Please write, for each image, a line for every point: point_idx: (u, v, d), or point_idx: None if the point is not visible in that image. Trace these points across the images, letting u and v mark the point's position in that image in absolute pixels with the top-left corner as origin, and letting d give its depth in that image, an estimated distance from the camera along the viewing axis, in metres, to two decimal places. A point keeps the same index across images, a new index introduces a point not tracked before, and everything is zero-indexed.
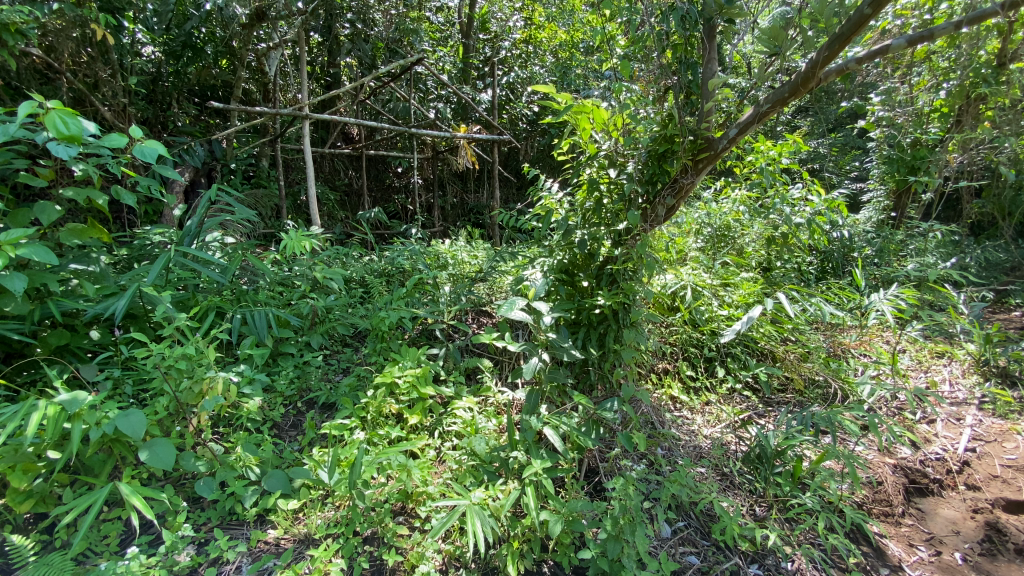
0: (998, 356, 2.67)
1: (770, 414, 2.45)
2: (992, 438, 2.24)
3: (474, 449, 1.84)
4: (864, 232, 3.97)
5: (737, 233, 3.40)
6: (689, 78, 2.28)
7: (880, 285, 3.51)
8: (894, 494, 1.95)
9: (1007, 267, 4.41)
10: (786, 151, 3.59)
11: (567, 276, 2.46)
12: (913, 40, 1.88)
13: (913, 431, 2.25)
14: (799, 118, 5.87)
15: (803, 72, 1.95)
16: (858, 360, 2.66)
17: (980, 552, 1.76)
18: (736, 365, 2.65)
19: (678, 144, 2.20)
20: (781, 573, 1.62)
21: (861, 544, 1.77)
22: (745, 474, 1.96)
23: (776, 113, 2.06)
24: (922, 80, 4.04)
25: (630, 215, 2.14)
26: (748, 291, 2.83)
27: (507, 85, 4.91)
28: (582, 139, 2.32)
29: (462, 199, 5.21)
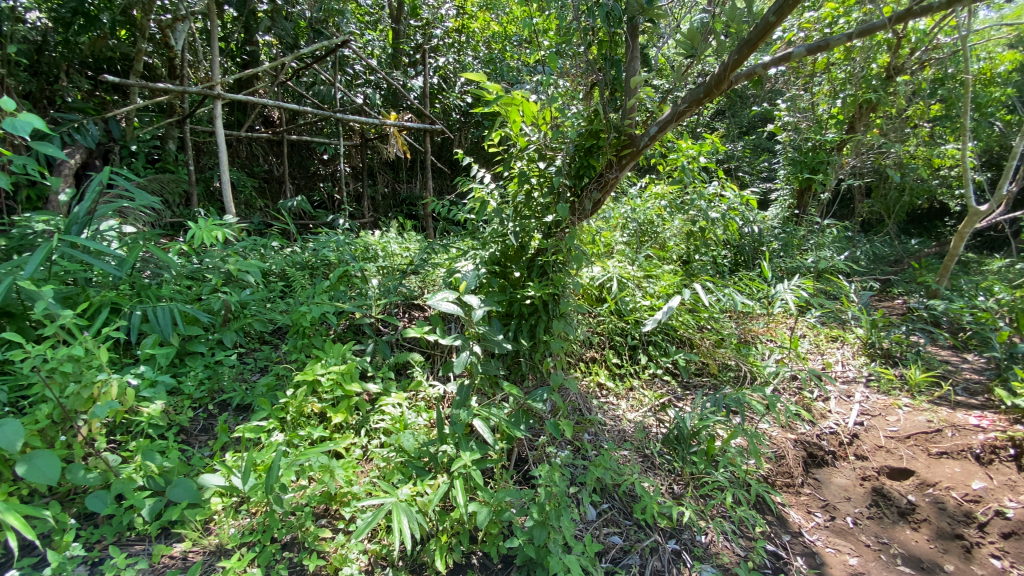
0: (883, 339, 3.00)
1: (687, 397, 2.60)
2: (877, 412, 2.51)
3: (402, 446, 1.80)
4: (773, 228, 4.28)
5: (659, 228, 3.59)
6: (613, 74, 2.33)
7: (785, 276, 3.82)
8: (795, 466, 2.13)
9: (891, 259, 4.98)
10: (705, 150, 3.81)
11: (499, 269, 2.44)
12: (812, 49, 2.02)
13: (811, 408, 2.48)
14: (716, 121, 6.24)
15: (715, 74, 2.04)
16: (765, 345, 2.89)
17: (866, 514, 1.97)
18: (657, 352, 2.80)
19: (603, 139, 2.26)
20: (697, 546, 1.72)
21: (766, 514, 1.92)
22: (664, 454, 2.07)
23: (692, 113, 2.15)
24: (823, 89, 4.59)
25: (561, 208, 2.15)
26: (669, 283, 2.99)
27: (439, 73, 4.80)
28: (512, 131, 2.33)
29: (394, 189, 5.08)
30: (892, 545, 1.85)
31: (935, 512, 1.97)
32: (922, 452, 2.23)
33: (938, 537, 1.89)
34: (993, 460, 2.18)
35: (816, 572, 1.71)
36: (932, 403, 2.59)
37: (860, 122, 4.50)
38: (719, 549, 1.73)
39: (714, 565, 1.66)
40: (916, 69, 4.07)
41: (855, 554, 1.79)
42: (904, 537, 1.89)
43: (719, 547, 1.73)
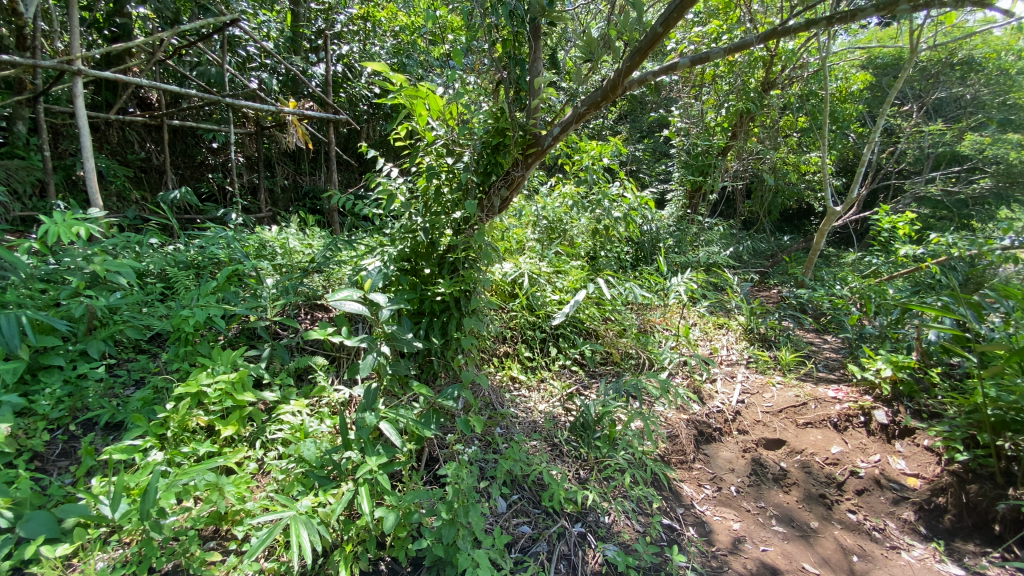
0: (760, 325, 3.36)
1: (593, 386, 2.73)
2: (755, 390, 2.80)
3: (302, 455, 1.70)
4: (669, 226, 4.62)
5: (567, 225, 3.73)
6: (518, 73, 2.35)
7: (679, 270, 4.15)
8: (687, 444, 2.32)
9: (768, 254, 5.59)
10: (608, 152, 4.06)
11: (409, 266, 2.37)
12: (695, 61, 2.18)
13: (701, 390, 2.72)
14: (620, 125, 6.62)
15: (610, 80, 2.13)
16: (661, 334, 3.12)
17: (747, 483, 2.18)
18: (566, 344, 2.91)
19: (509, 137, 2.27)
20: (601, 527, 1.80)
21: (663, 490, 2.06)
22: (571, 442, 2.16)
23: (592, 115, 2.25)
24: (710, 99, 4.95)
25: (469, 205, 2.15)
26: (576, 277, 3.12)
27: (342, 60, 4.58)
28: (419, 125, 2.28)
29: (295, 181, 4.78)
30: (768, 507, 2.07)
31: (803, 475, 2.23)
32: (792, 423, 2.52)
33: (805, 497, 2.13)
34: (848, 427, 2.48)
35: (705, 539, 1.87)
36: (799, 379, 2.94)
37: (740, 130, 4.91)
38: (620, 527, 1.82)
39: (616, 544, 1.75)
40: (787, 83, 4.62)
41: (738, 519, 1.99)
42: (778, 500, 2.11)
43: (621, 525, 1.83)
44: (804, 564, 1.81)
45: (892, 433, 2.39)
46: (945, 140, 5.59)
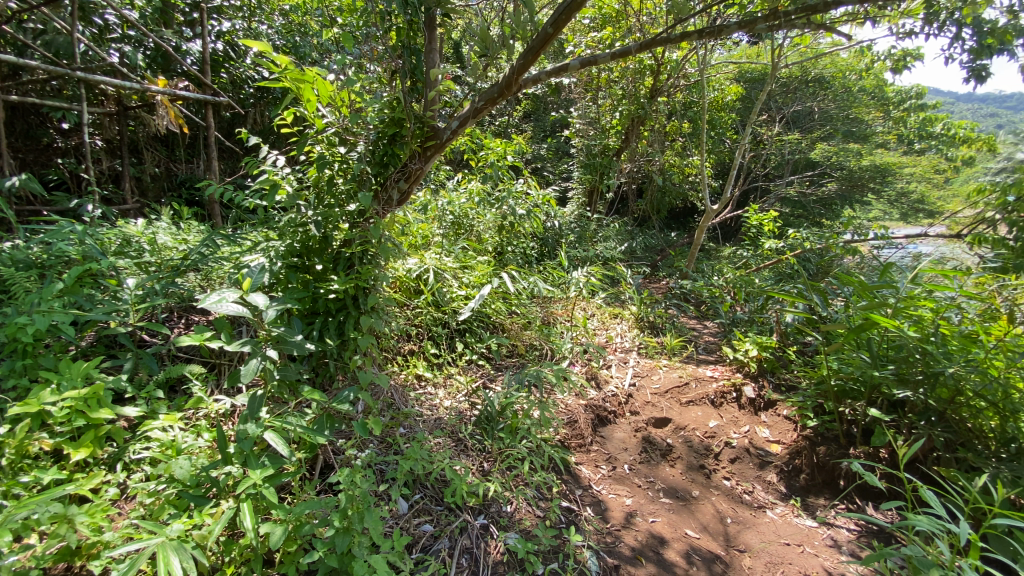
0: (649, 314, 3.65)
1: (499, 378, 2.76)
2: (645, 373, 3.03)
3: (173, 475, 1.53)
4: (570, 222, 4.83)
5: (472, 220, 3.73)
6: (413, 62, 2.27)
7: (580, 264, 4.35)
8: (585, 428, 2.44)
9: (659, 249, 6.08)
10: (512, 149, 4.15)
11: (299, 262, 2.22)
12: (585, 63, 2.27)
13: (598, 376, 2.88)
14: (524, 123, 6.78)
15: (505, 77, 2.15)
16: (563, 326, 3.25)
17: (639, 461, 2.34)
18: (473, 339, 2.92)
19: (405, 129, 2.21)
20: (503, 517, 1.83)
21: (564, 474, 2.15)
22: (475, 436, 2.17)
23: (489, 111, 2.27)
24: (605, 103, 5.40)
25: (363, 197, 2.05)
26: (482, 272, 3.14)
27: (223, 37, 4.10)
28: (307, 111, 2.14)
29: (168, 168, 4.28)
30: (657, 481, 2.23)
31: (686, 449, 2.42)
32: (677, 402, 2.75)
33: (688, 469, 2.32)
34: (723, 403, 2.74)
35: (601, 517, 1.98)
36: (683, 361, 3.23)
37: (632, 134, 5.31)
38: (522, 515, 1.86)
39: (518, 531, 1.78)
40: (672, 90, 5.03)
41: (630, 495, 2.12)
42: (665, 474, 2.29)
43: (523, 513, 1.87)
44: (686, 530, 1.97)
45: (758, 406, 2.68)
46: (800, 148, 6.42)
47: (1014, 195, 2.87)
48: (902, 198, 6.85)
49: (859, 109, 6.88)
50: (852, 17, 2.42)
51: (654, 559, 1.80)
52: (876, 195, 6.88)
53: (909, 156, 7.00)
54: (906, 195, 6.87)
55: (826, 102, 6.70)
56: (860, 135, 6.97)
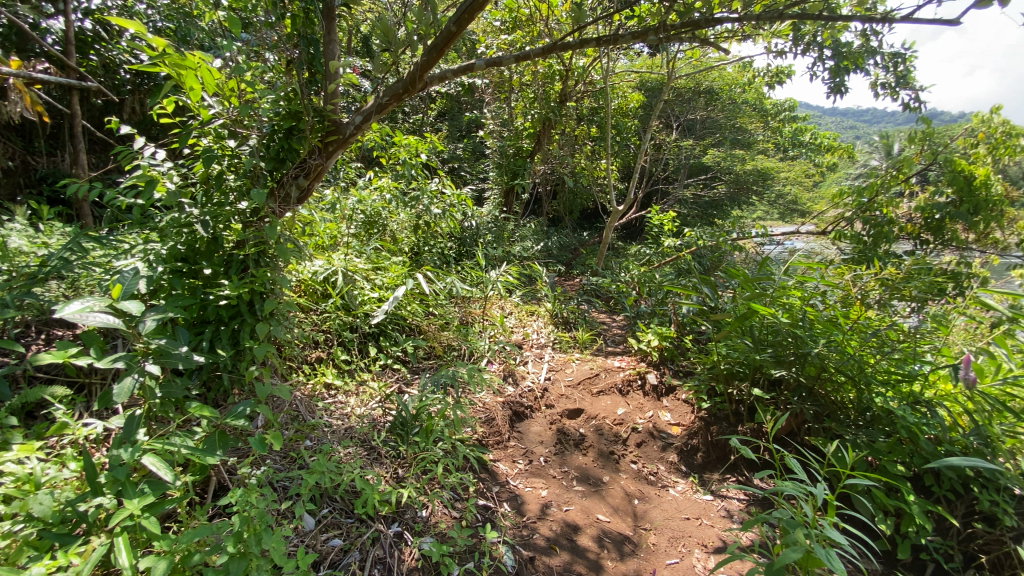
0: (563, 310, 3.77)
1: (416, 382, 2.70)
2: (559, 367, 3.12)
3: (28, 513, 1.32)
4: (488, 222, 4.86)
5: (385, 220, 3.61)
6: (311, 53, 2.15)
7: (497, 263, 4.40)
8: (502, 425, 2.46)
9: (572, 248, 6.34)
10: (425, 147, 4.09)
11: (184, 267, 2.02)
12: (490, 63, 2.29)
13: (514, 373, 2.93)
14: (438, 122, 6.68)
15: (410, 73, 2.12)
16: (481, 324, 3.26)
17: (553, 452, 2.40)
18: (387, 342, 2.83)
19: (303, 122, 2.09)
20: (418, 522, 1.79)
21: (482, 473, 2.15)
22: (389, 443, 2.09)
23: (395, 107, 2.22)
24: (519, 104, 5.51)
25: (255, 195, 1.88)
26: (395, 273, 3.04)
27: (91, 15, 3.60)
28: (190, 100, 1.96)
29: (24, 162, 3.70)
30: (571, 471, 2.30)
31: (597, 437, 2.52)
32: (588, 393, 2.86)
33: (599, 456, 2.42)
34: (629, 390, 2.90)
35: (518, 511, 2.00)
36: (594, 354, 3.37)
37: (544, 136, 5.48)
38: (437, 518, 1.83)
39: (433, 535, 1.75)
40: (580, 95, 5.24)
41: (546, 486, 2.17)
42: (579, 462, 2.37)
43: (439, 516, 1.84)
44: (598, 515, 2.04)
45: (661, 392, 2.87)
46: (695, 154, 6.99)
47: (866, 197, 3.33)
48: (780, 199, 7.85)
49: (744, 119, 7.60)
50: (731, 34, 2.66)
51: (568, 547, 1.85)
52: (760, 197, 7.68)
53: (785, 162, 7.89)
54: (783, 197, 7.90)
55: (715, 112, 7.31)
56: (745, 143, 7.73)
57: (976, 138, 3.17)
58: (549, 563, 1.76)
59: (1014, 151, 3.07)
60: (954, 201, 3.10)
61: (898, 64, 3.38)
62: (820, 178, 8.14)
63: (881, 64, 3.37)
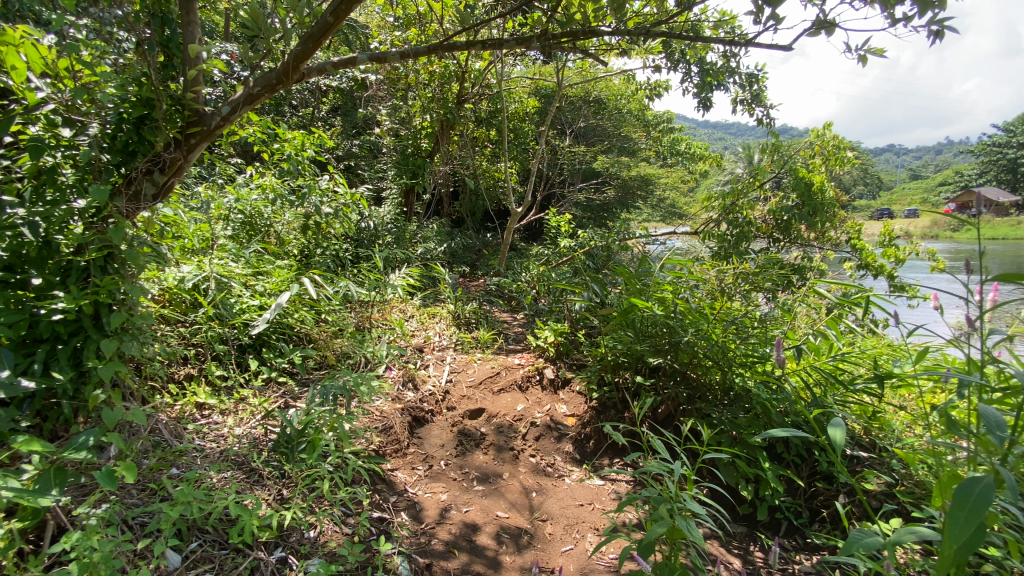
0: (465, 311, 3.78)
1: (305, 394, 2.53)
2: (461, 368, 3.12)
3: None
4: (387, 222, 4.71)
5: (268, 220, 3.35)
6: (166, 34, 1.96)
7: (396, 266, 4.29)
8: (401, 432, 2.39)
9: (475, 249, 6.39)
10: (313, 143, 3.85)
11: (6, 277, 1.69)
12: (373, 57, 2.24)
13: (415, 377, 2.86)
14: (330, 117, 6.34)
15: (285, 63, 1.99)
16: (377, 329, 3.14)
17: (453, 454, 2.39)
18: (271, 354, 2.62)
19: (156, 110, 1.88)
20: (304, 544, 1.67)
21: (378, 484, 2.07)
22: (271, 463, 1.93)
23: (268, 96, 2.12)
24: (416, 103, 5.40)
25: (94, 190, 1.62)
26: (279, 278, 2.81)
27: None
28: (10, 80, 1.65)
29: None
30: (471, 471, 2.30)
31: (496, 435, 2.55)
32: (489, 391, 2.89)
33: (499, 453, 2.45)
34: (528, 386, 2.97)
35: (415, 519, 1.95)
36: (495, 353, 3.41)
37: (442, 137, 5.44)
38: (326, 537, 1.72)
39: (321, 556, 1.64)
40: (477, 96, 5.27)
41: (445, 490, 2.15)
42: (478, 461, 2.37)
43: (328, 535, 1.73)
44: (497, 513, 2.06)
45: (557, 385, 2.97)
46: (588, 159, 7.38)
47: (729, 201, 3.74)
48: (662, 203, 8.58)
49: (628, 128, 8.19)
50: (612, 47, 2.84)
51: (466, 548, 1.84)
52: (644, 200, 8.33)
53: (665, 169, 8.64)
54: (663, 201, 8.65)
55: (603, 120, 7.80)
56: (631, 151, 8.33)
57: (813, 151, 3.71)
58: (446, 566, 1.74)
59: (840, 163, 3.64)
60: (798, 204, 3.57)
61: (753, 84, 3.84)
62: (694, 184, 9.02)
63: (739, 83, 3.80)
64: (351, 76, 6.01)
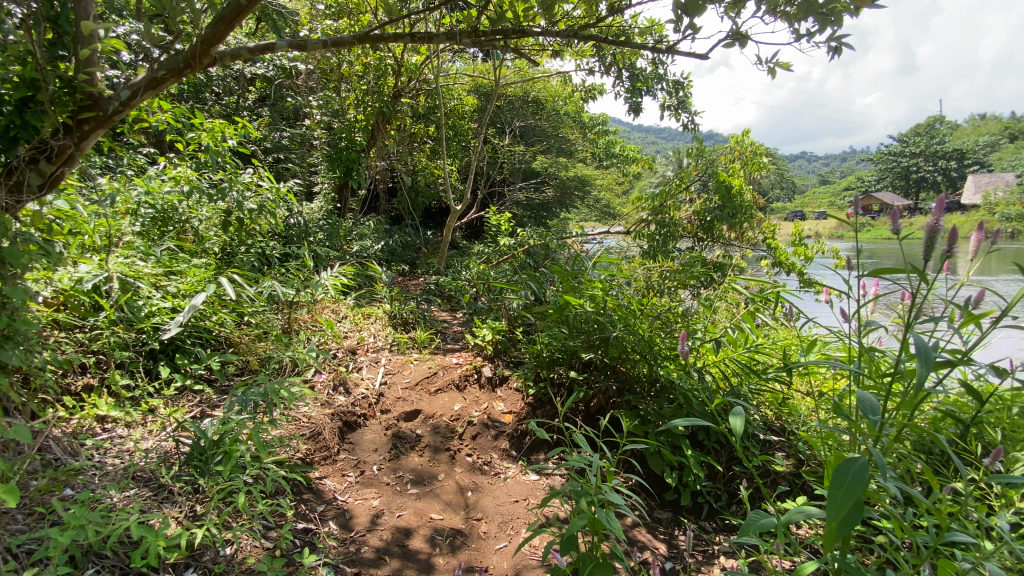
0: (401, 311, 3.70)
1: (225, 402, 2.38)
2: (396, 369, 3.04)
3: None
4: (319, 218, 4.52)
5: (183, 215, 3.11)
6: (54, 9, 1.72)
7: (329, 265, 4.12)
8: (330, 438, 2.31)
9: (413, 247, 6.27)
10: (235, 133, 3.61)
11: None
12: (292, 44, 2.19)
13: (347, 380, 2.77)
14: (257, 106, 5.98)
15: (194, 46, 1.89)
16: (306, 331, 3.00)
17: (387, 458, 2.33)
18: (187, 360, 2.44)
19: (43, 92, 1.68)
20: (219, 562, 1.57)
21: (303, 493, 1.98)
22: (183, 478, 1.79)
23: (176, 81, 1.99)
24: (349, 96, 5.20)
25: None
26: (195, 278, 2.62)
27: None
28: None
29: None
30: (405, 474, 2.25)
31: (432, 436, 2.51)
32: (426, 392, 2.84)
33: (434, 454, 2.41)
34: (466, 385, 2.95)
35: (345, 527, 1.88)
36: (432, 353, 3.36)
37: (378, 131, 5.28)
38: (245, 554, 1.62)
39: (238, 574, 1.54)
40: (414, 91, 5.16)
41: (377, 495, 2.09)
42: (413, 463, 2.33)
43: (247, 551, 1.64)
44: (431, 515, 2.03)
45: (495, 383, 2.97)
46: (526, 158, 7.47)
47: (658, 201, 3.91)
48: (597, 203, 8.85)
49: (566, 129, 8.37)
50: (545, 48, 2.87)
51: (398, 553, 1.80)
52: (582, 200, 8.55)
53: (600, 171, 8.90)
54: (599, 202, 8.93)
55: (541, 121, 7.93)
56: (568, 151, 8.52)
57: (733, 156, 3.95)
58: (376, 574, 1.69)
59: (757, 168, 3.91)
60: (720, 206, 3.77)
61: (679, 92, 4.03)
62: (628, 185, 9.37)
63: (666, 90, 3.97)
64: (278, 64, 5.70)
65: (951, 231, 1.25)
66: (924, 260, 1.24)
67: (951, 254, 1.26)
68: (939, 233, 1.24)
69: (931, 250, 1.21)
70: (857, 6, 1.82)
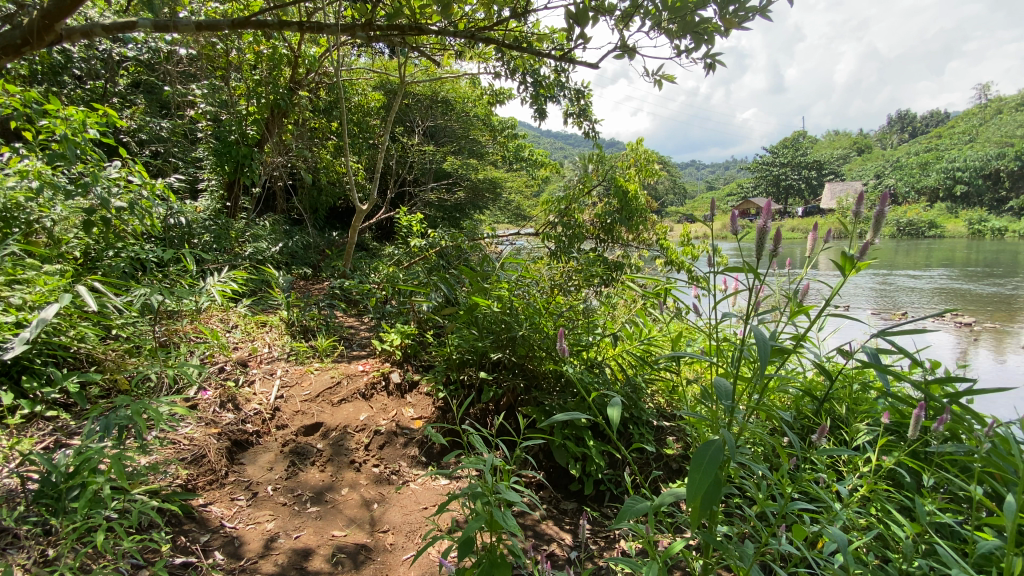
0: (299, 318, 3.49)
1: (86, 429, 2.09)
2: (294, 381, 2.87)
3: None
4: (205, 219, 4.12)
5: (32, 214, 2.65)
6: None
7: (216, 270, 3.79)
8: (217, 460, 2.12)
9: (316, 249, 5.94)
10: (98, 122, 3.19)
11: None
12: (158, 25, 1.98)
13: (237, 396, 2.56)
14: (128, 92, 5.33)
15: (34, 20, 1.63)
16: (188, 344, 2.73)
17: (283, 477, 2.19)
18: (36, 383, 2.11)
19: None
20: None
21: (183, 524, 1.80)
22: (29, 520, 1.55)
23: (12, 60, 1.70)
24: (240, 87, 4.77)
25: None
26: (45, 288, 2.26)
27: None
28: None
29: None
30: (304, 492, 2.13)
31: (335, 449, 2.40)
32: (328, 403, 2.70)
33: (337, 468, 2.31)
34: (373, 393, 2.85)
35: (234, 555, 1.74)
36: (335, 361, 3.21)
37: (274, 125, 4.96)
38: None
39: None
40: (312, 84, 4.88)
41: (272, 517, 1.95)
42: (313, 479, 2.21)
43: None
44: (332, 532, 1.94)
45: (404, 389, 2.90)
46: (436, 159, 7.38)
47: (562, 204, 4.06)
48: (508, 205, 8.98)
49: (476, 132, 8.40)
50: (446, 48, 2.84)
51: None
52: (493, 202, 8.62)
53: (510, 174, 9.04)
54: (509, 203, 9.11)
55: (451, 122, 7.89)
56: (478, 153, 8.54)
57: (629, 162, 4.19)
58: None
59: (649, 174, 4.19)
60: (618, 208, 4.01)
61: (580, 99, 4.21)
62: (537, 188, 9.61)
63: (568, 97, 4.13)
64: (153, 47, 5.12)
65: (775, 230, 1.41)
66: (755, 257, 1.40)
67: (775, 251, 1.42)
68: (768, 233, 1.40)
69: (761, 249, 1.36)
70: (727, 28, 2.03)
